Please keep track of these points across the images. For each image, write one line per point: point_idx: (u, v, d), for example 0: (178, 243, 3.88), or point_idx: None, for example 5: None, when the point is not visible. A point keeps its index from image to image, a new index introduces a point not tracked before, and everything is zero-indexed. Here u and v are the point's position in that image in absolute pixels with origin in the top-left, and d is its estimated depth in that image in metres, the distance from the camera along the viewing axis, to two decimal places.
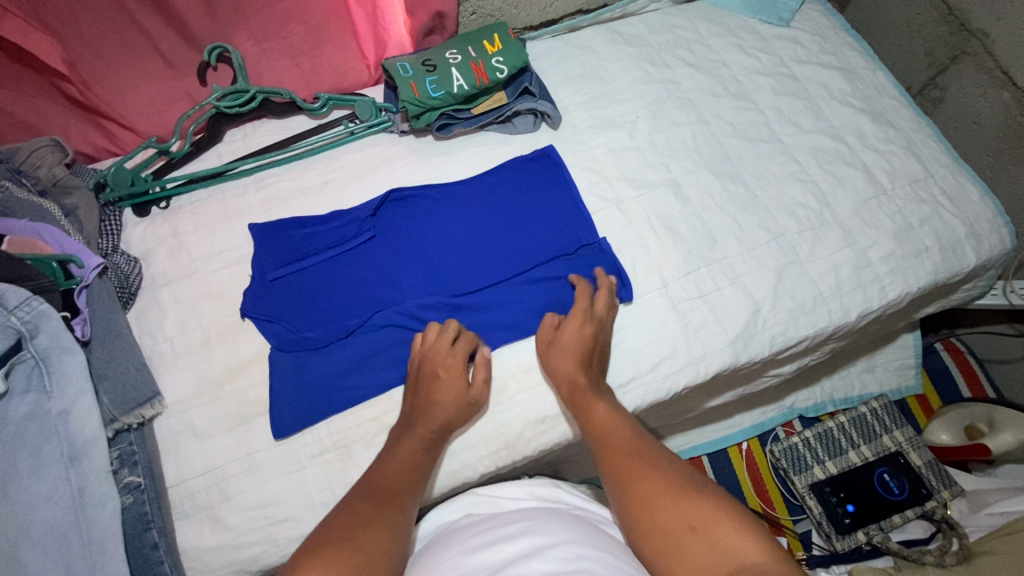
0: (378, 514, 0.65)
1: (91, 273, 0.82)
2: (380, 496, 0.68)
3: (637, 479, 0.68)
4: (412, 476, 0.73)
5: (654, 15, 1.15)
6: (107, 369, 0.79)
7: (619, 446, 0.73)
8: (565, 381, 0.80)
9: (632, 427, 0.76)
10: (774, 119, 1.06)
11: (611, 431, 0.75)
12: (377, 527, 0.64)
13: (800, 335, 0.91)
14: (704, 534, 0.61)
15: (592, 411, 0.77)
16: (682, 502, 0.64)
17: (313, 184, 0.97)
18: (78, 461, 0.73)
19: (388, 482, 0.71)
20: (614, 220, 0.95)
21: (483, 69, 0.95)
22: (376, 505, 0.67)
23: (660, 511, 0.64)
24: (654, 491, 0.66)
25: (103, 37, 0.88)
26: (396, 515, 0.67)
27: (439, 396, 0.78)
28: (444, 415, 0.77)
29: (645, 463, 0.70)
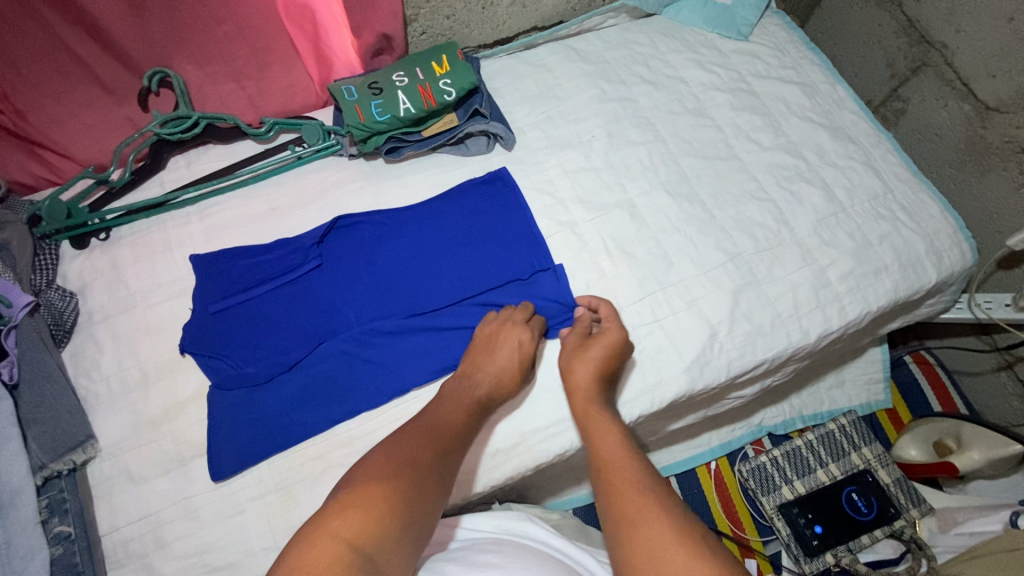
0: (426, 458, 0.67)
1: (19, 313, 0.78)
2: (429, 441, 0.69)
3: (640, 520, 0.61)
4: (461, 429, 0.74)
5: (611, 31, 1.13)
6: (37, 414, 0.76)
7: (626, 476, 0.66)
8: (577, 390, 0.79)
9: (643, 461, 0.69)
10: (732, 136, 1.04)
11: (619, 458, 0.69)
12: (426, 470, 0.65)
13: (758, 359, 0.89)
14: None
15: (603, 431, 0.73)
16: (686, 557, 0.57)
17: (259, 212, 0.94)
18: (3, 512, 0.71)
19: (438, 427, 0.72)
20: (568, 243, 0.93)
21: (430, 92, 0.92)
22: (423, 450, 0.68)
23: (660, 565, 0.57)
24: (657, 540, 0.59)
25: (34, 65, 0.85)
26: (443, 462, 0.68)
27: (501, 365, 0.79)
28: (502, 383, 0.79)
29: (652, 501, 0.63)
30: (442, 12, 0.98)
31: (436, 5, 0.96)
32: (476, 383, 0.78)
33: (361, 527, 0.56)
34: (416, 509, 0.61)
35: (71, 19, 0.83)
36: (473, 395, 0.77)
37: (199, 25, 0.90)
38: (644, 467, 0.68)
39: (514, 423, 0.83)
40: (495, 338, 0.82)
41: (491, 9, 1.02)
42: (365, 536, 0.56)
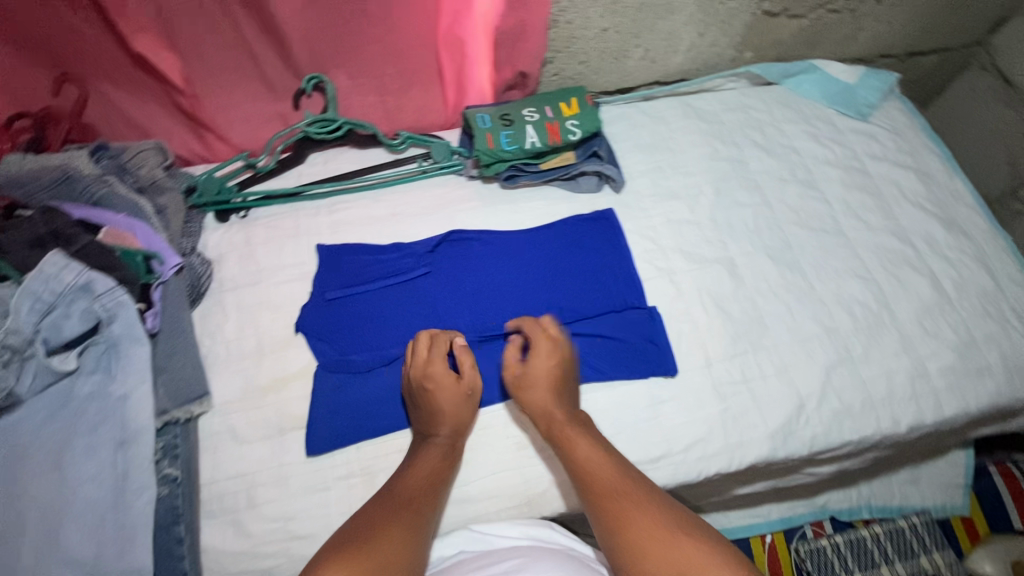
0: (382, 540, 0.66)
1: (169, 271, 0.88)
2: (382, 519, 0.69)
3: (625, 523, 0.69)
4: (422, 496, 0.74)
5: (731, 94, 1.16)
6: (168, 362, 0.85)
7: (606, 487, 0.73)
8: (543, 416, 0.81)
9: (619, 462, 0.76)
10: (841, 212, 1.05)
11: (598, 476, 0.74)
12: (385, 554, 0.65)
13: (844, 439, 0.88)
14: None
15: (576, 445, 0.77)
16: (670, 545, 0.65)
17: (381, 215, 1.02)
18: (127, 445, 0.79)
19: (391, 505, 0.72)
20: (665, 290, 0.96)
21: (557, 129, 0.99)
22: (385, 538, 0.67)
23: (650, 558, 0.65)
24: (642, 533, 0.67)
25: (216, 57, 0.97)
26: (403, 538, 0.68)
27: (444, 418, 0.80)
28: (447, 428, 0.80)
29: (633, 506, 0.70)
30: (578, 58, 1.03)
31: (573, 50, 1.02)
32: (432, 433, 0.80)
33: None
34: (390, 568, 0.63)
35: (257, 22, 0.94)
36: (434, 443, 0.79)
37: (360, 42, 0.99)
38: (618, 473, 0.74)
39: None
40: (423, 375, 0.83)
41: (621, 60, 1.06)
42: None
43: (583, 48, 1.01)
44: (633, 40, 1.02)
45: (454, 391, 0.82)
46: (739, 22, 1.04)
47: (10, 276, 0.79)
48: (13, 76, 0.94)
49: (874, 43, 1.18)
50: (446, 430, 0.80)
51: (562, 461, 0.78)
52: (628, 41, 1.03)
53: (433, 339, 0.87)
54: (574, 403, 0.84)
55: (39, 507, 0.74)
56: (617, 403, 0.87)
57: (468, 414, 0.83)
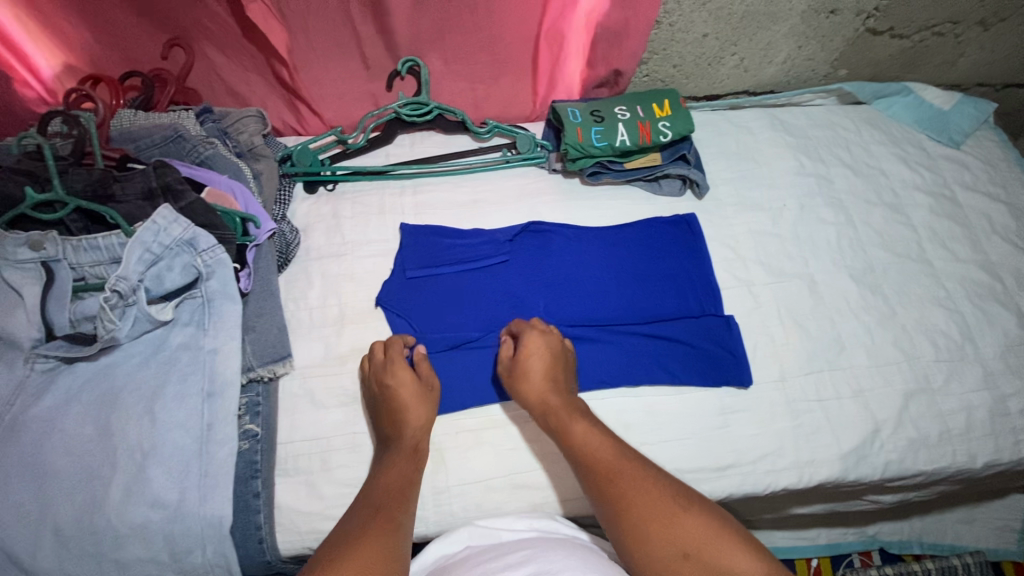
0: (368, 532, 0.68)
1: (264, 235, 0.91)
2: (371, 514, 0.71)
3: (626, 503, 0.70)
4: (400, 492, 0.74)
5: (819, 110, 1.15)
6: (256, 322, 0.88)
7: (605, 471, 0.74)
8: (537, 402, 0.81)
9: (615, 442, 0.77)
10: (926, 239, 1.03)
11: (595, 462, 0.75)
12: (372, 545, 0.66)
13: (916, 469, 0.86)
14: (698, 559, 0.65)
15: (572, 430, 0.78)
16: (672, 525, 0.68)
17: (463, 201, 1.04)
18: (213, 397, 0.81)
19: (377, 499, 0.73)
20: (742, 300, 0.95)
21: (649, 130, 0.99)
22: (376, 530, 0.68)
23: (653, 540, 0.67)
24: (643, 513, 0.69)
25: (321, 32, 0.99)
26: (387, 529, 0.69)
27: (409, 417, 0.80)
28: (415, 424, 0.81)
29: (632, 488, 0.71)
30: (672, 61, 1.03)
31: (669, 53, 1.02)
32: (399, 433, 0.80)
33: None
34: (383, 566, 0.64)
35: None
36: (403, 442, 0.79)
37: (461, 29, 1.00)
38: (613, 456, 0.75)
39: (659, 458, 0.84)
40: (381, 374, 0.83)
41: (715, 67, 1.06)
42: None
43: (680, 52, 1.02)
44: (730, 48, 1.02)
45: (413, 391, 0.82)
46: (841, 38, 1.03)
47: (121, 225, 0.82)
48: (129, 41, 1.00)
49: (974, 70, 1.15)
50: (414, 424, 0.81)
51: (558, 445, 0.79)
52: (725, 48, 1.02)
53: (387, 344, 0.87)
54: (569, 385, 0.84)
55: (129, 447, 0.77)
56: (687, 408, 0.87)
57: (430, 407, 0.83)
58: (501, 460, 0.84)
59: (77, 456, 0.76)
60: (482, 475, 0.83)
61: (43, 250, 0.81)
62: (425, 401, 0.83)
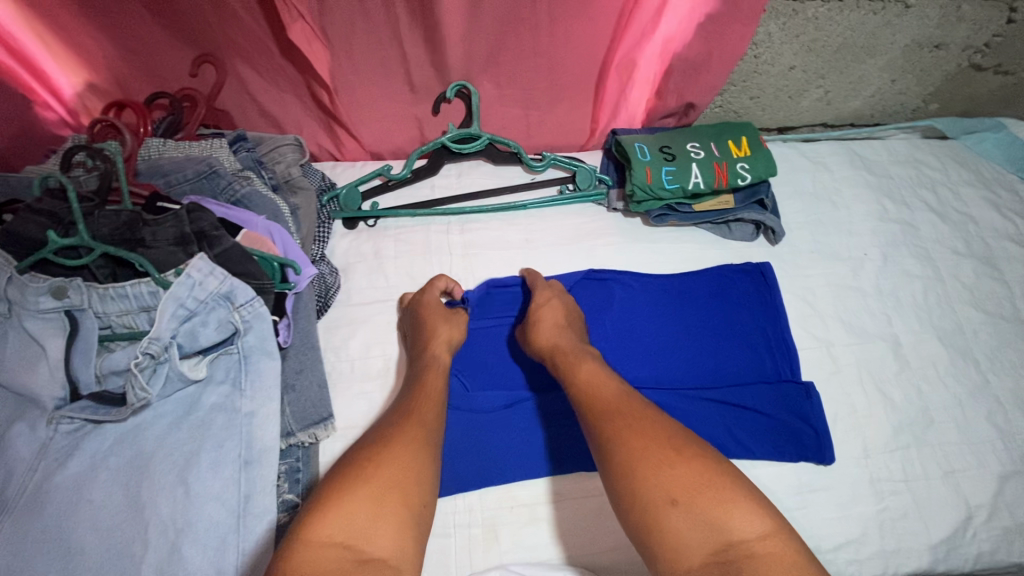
0: (396, 434, 0.62)
1: (304, 282, 0.84)
2: (397, 418, 0.66)
3: (621, 438, 0.61)
4: (435, 401, 0.70)
5: (902, 145, 1.05)
6: (296, 379, 0.81)
7: (603, 408, 0.66)
8: (546, 345, 0.79)
9: (623, 387, 0.69)
10: (1022, 297, 0.93)
11: (597, 402, 0.67)
12: (402, 447, 0.61)
13: (1015, 563, 0.78)
14: (688, 506, 0.55)
15: (578, 372, 0.72)
16: (666, 467, 0.58)
17: (515, 241, 0.96)
18: (251, 465, 0.75)
19: (409, 406, 0.68)
20: (821, 363, 0.87)
21: (726, 172, 0.90)
22: (408, 434, 0.63)
23: (641, 477, 0.58)
24: (637, 451, 0.60)
25: (366, 53, 0.90)
26: (420, 435, 0.64)
27: (437, 332, 0.80)
28: (441, 335, 0.80)
29: (628, 426, 0.62)
30: (750, 93, 0.94)
31: (749, 85, 0.92)
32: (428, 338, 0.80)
33: (350, 518, 0.53)
34: (392, 470, 0.58)
35: (416, 16, 0.85)
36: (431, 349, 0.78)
37: (519, 52, 0.91)
38: (618, 397, 0.67)
39: None
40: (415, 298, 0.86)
41: (796, 99, 0.96)
42: (365, 535, 0.53)
43: (761, 84, 0.92)
44: (817, 81, 0.92)
45: (439, 310, 0.83)
46: (940, 73, 0.93)
47: (152, 274, 0.75)
48: (157, 57, 0.92)
49: None
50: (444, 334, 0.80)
51: (564, 391, 0.73)
52: (811, 81, 0.92)
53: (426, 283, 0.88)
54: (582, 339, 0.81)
55: (160, 523, 0.71)
56: (761, 486, 0.80)
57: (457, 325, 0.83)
58: (557, 538, 0.77)
59: (105, 532, 0.70)
60: (539, 556, 0.76)
61: (66, 298, 0.74)
62: (451, 320, 0.83)
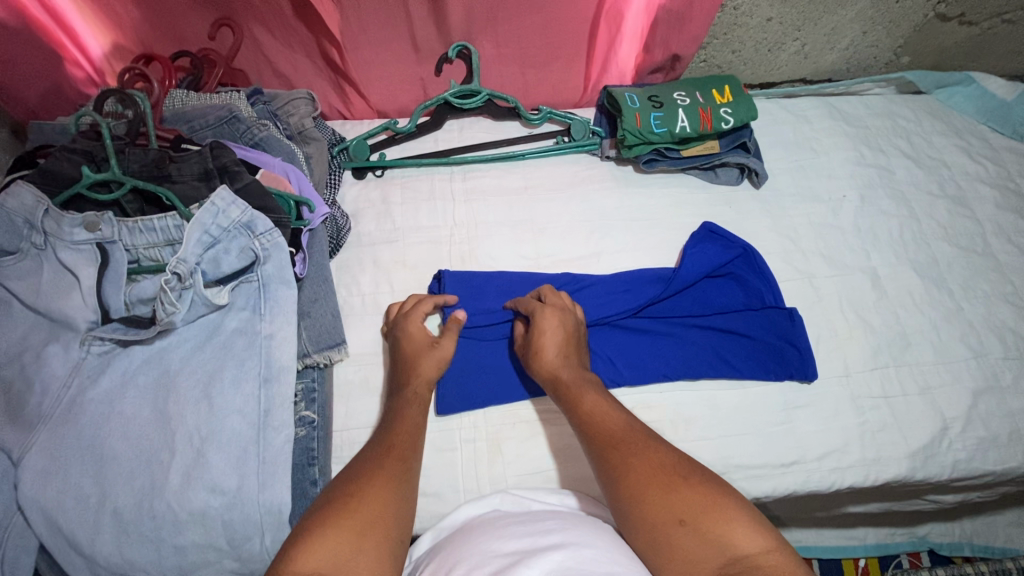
0: (376, 470, 0.63)
1: (318, 220, 0.90)
2: (380, 451, 0.67)
3: (626, 471, 0.63)
4: (412, 433, 0.70)
5: (877, 99, 1.12)
6: (311, 308, 0.87)
7: (608, 438, 0.68)
8: (548, 368, 0.78)
9: (625, 416, 0.71)
10: (992, 234, 1.00)
11: (598, 431, 0.69)
12: (380, 482, 0.62)
13: (986, 469, 0.83)
14: (695, 526, 0.57)
15: (582, 398, 0.73)
16: (670, 492, 0.60)
17: (514, 187, 1.02)
18: (270, 383, 0.80)
19: (389, 436, 0.69)
20: (803, 293, 0.93)
21: (710, 116, 0.96)
22: (385, 471, 0.64)
23: (649, 502, 0.60)
24: (642, 480, 0.62)
25: (374, 14, 0.97)
26: (398, 472, 0.64)
27: (424, 373, 0.78)
28: (426, 379, 0.77)
29: (634, 455, 0.64)
30: (731, 47, 1.01)
31: (730, 38, 1.00)
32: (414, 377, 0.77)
33: (334, 550, 0.54)
34: (369, 507, 0.59)
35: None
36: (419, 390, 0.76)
37: (517, 11, 0.97)
38: (616, 424, 0.69)
39: (719, 452, 0.81)
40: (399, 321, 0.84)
41: (775, 53, 1.03)
42: (347, 567, 0.53)
43: (741, 37, 0.99)
44: (793, 33, 0.99)
45: (422, 345, 0.80)
46: (908, 24, 1.00)
47: (178, 207, 0.80)
48: (179, 20, 0.99)
49: None
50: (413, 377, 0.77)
51: (569, 420, 0.73)
52: (788, 34, 0.99)
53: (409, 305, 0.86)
54: (585, 364, 0.80)
55: (187, 433, 0.76)
56: (749, 402, 0.85)
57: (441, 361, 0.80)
58: (559, 449, 0.83)
59: (134, 441, 0.75)
60: (540, 466, 0.82)
61: (98, 231, 0.79)
62: (438, 360, 0.79)
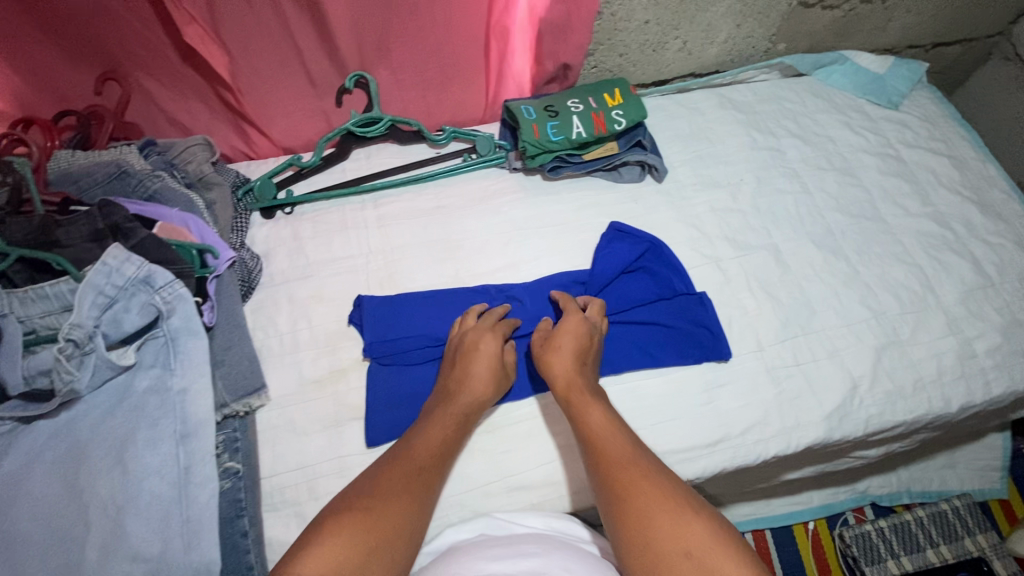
0: (398, 491, 0.69)
1: (224, 265, 0.88)
2: (405, 468, 0.72)
3: (634, 496, 0.67)
4: (439, 449, 0.76)
5: (763, 86, 1.18)
6: (225, 356, 0.85)
7: (617, 462, 0.71)
8: (564, 380, 0.80)
9: (632, 440, 0.74)
10: (879, 199, 1.06)
11: (608, 456, 0.72)
12: (398, 500, 0.69)
13: (897, 420, 0.88)
14: (698, 559, 0.60)
15: (591, 416, 0.76)
16: (680, 527, 0.63)
17: (427, 208, 1.03)
18: (188, 439, 0.78)
19: (412, 450, 0.75)
20: (712, 277, 0.97)
21: (603, 119, 1.00)
22: (405, 488, 0.70)
23: (656, 532, 0.63)
24: (650, 510, 0.65)
25: (263, 52, 0.97)
26: (417, 492, 0.71)
27: (477, 377, 0.81)
28: (475, 387, 0.81)
29: (644, 485, 0.67)
30: (618, 50, 1.05)
31: (614, 43, 1.04)
32: (463, 384, 0.81)
33: (337, 557, 0.61)
34: (382, 523, 0.66)
35: (301, 6, 0.92)
36: (458, 405, 0.79)
37: (406, 37, 0.99)
38: (628, 448, 0.73)
39: (650, 441, 0.83)
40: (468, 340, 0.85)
41: (659, 52, 1.08)
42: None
43: (624, 40, 1.03)
44: (672, 32, 1.04)
45: (493, 359, 0.83)
46: (776, 14, 1.07)
47: (70, 270, 0.78)
48: (62, 79, 0.96)
49: (902, 34, 1.21)
50: (473, 399, 0.80)
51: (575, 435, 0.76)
52: (667, 33, 1.04)
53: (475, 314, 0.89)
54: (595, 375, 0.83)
55: (102, 503, 0.73)
56: (672, 388, 0.87)
57: (495, 379, 0.82)
58: (493, 463, 0.83)
59: (46, 519, 0.72)
60: (476, 481, 0.82)
61: None
62: (492, 374, 0.82)
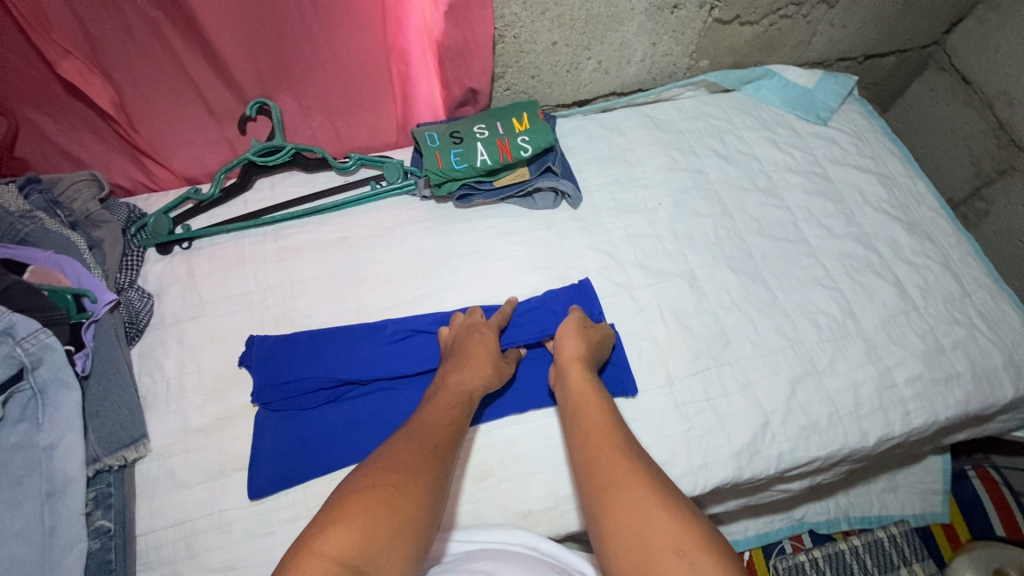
0: (418, 465, 0.66)
1: (102, 308, 0.84)
2: (422, 448, 0.69)
3: (624, 488, 0.64)
4: (452, 431, 0.73)
5: (689, 103, 1.14)
6: (101, 406, 0.80)
7: (611, 460, 0.68)
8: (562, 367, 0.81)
9: (626, 435, 0.73)
10: (802, 220, 1.03)
11: (601, 450, 0.70)
12: (419, 474, 0.66)
13: (811, 456, 0.85)
14: (689, 558, 0.56)
15: (590, 414, 0.75)
16: (671, 521, 0.59)
17: (331, 239, 0.99)
18: (55, 497, 0.73)
19: (426, 430, 0.72)
20: (624, 307, 0.93)
21: (508, 147, 0.97)
22: (421, 465, 0.67)
23: (648, 527, 0.60)
24: (642, 503, 0.62)
25: (152, 82, 0.91)
26: (435, 468, 0.67)
27: (474, 369, 0.80)
28: (478, 378, 0.79)
29: (635, 479, 0.65)
30: (528, 73, 1.03)
31: (523, 65, 1.01)
32: (466, 379, 0.79)
33: (355, 542, 0.56)
34: (404, 501, 0.62)
35: (187, 35, 0.87)
36: (465, 393, 0.78)
37: (305, 62, 0.95)
38: (624, 445, 0.71)
39: (550, 485, 0.81)
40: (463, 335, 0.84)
41: (574, 73, 1.06)
42: (367, 554, 0.56)
43: (534, 62, 1.01)
44: (584, 52, 1.02)
45: (490, 356, 0.82)
46: (691, 31, 1.05)
47: None
48: None
49: (832, 47, 1.18)
50: (477, 381, 0.79)
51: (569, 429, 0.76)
52: (579, 53, 1.02)
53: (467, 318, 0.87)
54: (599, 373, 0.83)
55: None
56: None
57: (496, 373, 0.81)
58: None
59: None
60: None
61: None
62: (491, 368, 0.81)
